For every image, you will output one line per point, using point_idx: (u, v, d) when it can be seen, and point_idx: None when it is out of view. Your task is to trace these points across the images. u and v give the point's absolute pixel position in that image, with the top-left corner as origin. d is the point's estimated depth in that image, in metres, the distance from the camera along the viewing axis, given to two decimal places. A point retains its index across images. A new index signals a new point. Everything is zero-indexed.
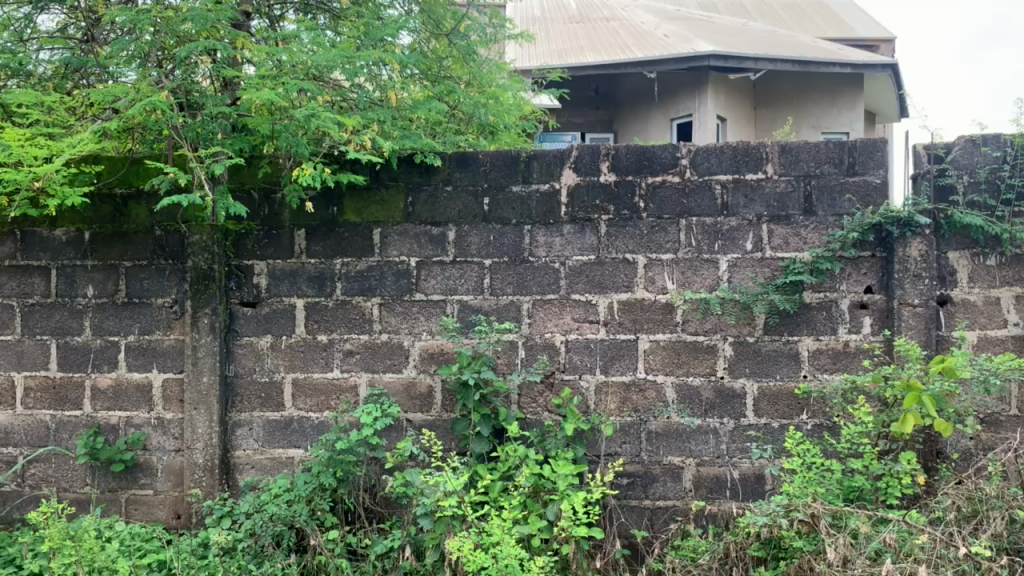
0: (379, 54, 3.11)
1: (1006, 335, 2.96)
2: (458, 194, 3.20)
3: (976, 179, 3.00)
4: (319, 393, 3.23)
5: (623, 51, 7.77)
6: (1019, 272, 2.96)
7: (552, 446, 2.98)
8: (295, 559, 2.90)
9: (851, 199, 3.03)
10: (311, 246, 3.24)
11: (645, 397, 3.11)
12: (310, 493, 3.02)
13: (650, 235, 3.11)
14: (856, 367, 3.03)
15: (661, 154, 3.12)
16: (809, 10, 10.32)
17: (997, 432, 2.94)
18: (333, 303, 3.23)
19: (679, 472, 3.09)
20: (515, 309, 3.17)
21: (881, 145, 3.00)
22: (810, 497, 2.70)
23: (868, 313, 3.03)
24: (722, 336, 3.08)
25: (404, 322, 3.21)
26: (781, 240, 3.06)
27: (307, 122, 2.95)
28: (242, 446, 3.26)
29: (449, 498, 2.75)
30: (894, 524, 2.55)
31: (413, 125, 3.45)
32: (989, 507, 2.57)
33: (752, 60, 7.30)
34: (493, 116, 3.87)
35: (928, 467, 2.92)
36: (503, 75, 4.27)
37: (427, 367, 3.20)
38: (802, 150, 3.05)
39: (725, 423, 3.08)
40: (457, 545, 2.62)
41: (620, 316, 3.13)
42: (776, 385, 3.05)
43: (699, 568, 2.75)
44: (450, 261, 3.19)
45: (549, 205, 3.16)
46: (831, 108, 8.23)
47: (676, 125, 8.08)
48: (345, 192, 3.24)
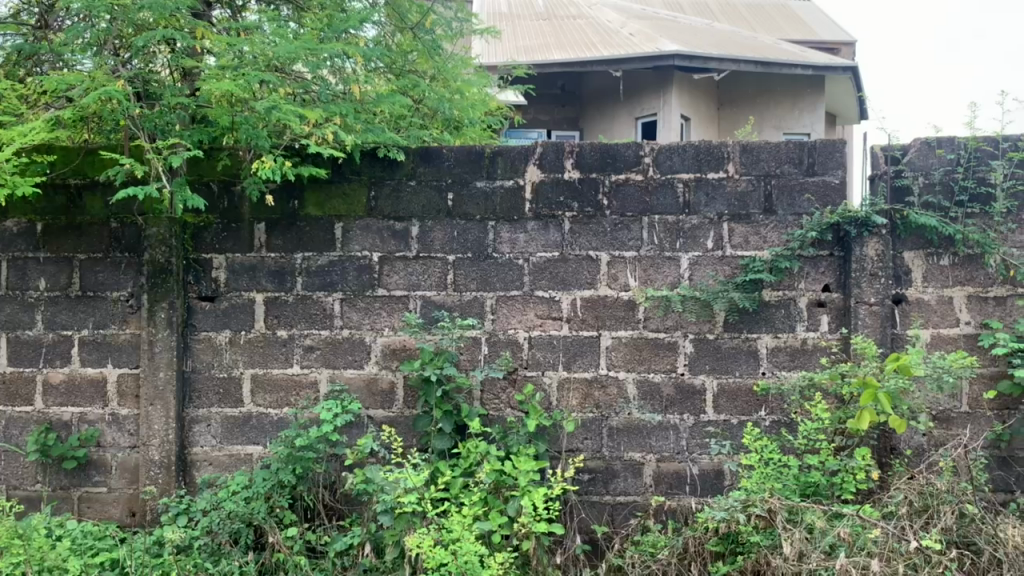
0: (342, 46, 3.07)
1: (958, 333, 3.03)
2: (421, 190, 3.18)
3: (931, 180, 3.07)
4: (279, 389, 3.19)
5: (589, 49, 7.80)
6: (971, 272, 3.03)
7: (514, 442, 2.97)
8: (253, 557, 2.87)
9: (810, 198, 3.07)
10: (272, 240, 3.20)
11: (607, 394, 3.13)
12: (268, 489, 2.99)
13: (613, 233, 3.12)
14: (813, 365, 3.07)
15: (625, 152, 3.13)
16: (772, 12, 10.48)
17: (948, 428, 3.01)
18: (293, 298, 3.19)
19: (639, 468, 3.11)
20: (478, 305, 3.16)
21: (840, 146, 3.04)
22: (767, 492, 2.74)
23: (826, 311, 3.07)
24: (683, 333, 3.11)
25: (366, 317, 3.18)
26: (741, 238, 3.09)
27: (268, 115, 2.91)
28: (200, 442, 3.21)
29: (410, 494, 2.75)
30: (849, 519, 2.59)
31: (377, 119, 3.42)
32: (940, 501, 2.63)
33: (716, 60, 7.39)
34: (459, 111, 3.85)
35: (882, 463, 2.97)
36: (469, 69, 4.25)
37: (389, 363, 3.18)
38: (763, 149, 3.09)
39: (685, 419, 3.11)
40: (417, 541, 2.61)
41: (582, 313, 3.13)
42: (735, 381, 3.09)
43: (658, 562, 2.77)
44: (413, 256, 3.17)
45: (513, 202, 3.16)
46: (793, 109, 8.34)
47: (640, 124, 8.15)
48: (307, 186, 3.21)
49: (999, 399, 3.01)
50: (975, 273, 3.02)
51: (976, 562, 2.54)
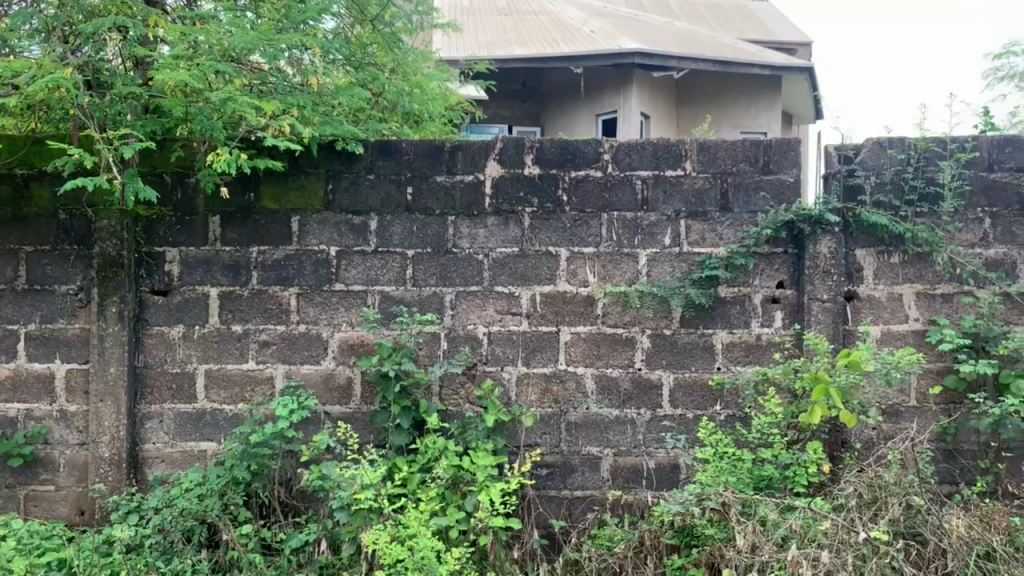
0: (301, 38, 3.01)
1: (908, 330, 3.10)
2: (380, 184, 3.16)
3: (883, 180, 3.13)
4: (234, 385, 3.15)
5: (551, 45, 7.81)
6: (920, 270, 3.10)
7: (473, 437, 2.97)
8: (207, 555, 2.83)
9: (766, 196, 3.12)
10: (227, 233, 3.15)
11: (566, 388, 3.14)
12: (222, 486, 2.94)
13: (573, 229, 3.13)
14: (768, 360, 3.12)
15: (585, 148, 3.14)
16: (732, 13, 10.61)
17: (897, 422, 3.09)
18: (248, 293, 3.15)
19: (597, 462, 3.13)
20: (438, 300, 3.15)
21: (794, 145, 3.09)
22: (722, 486, 2.78)
23: (780, 307, 3.12)
24: (641, 329, 3.14)
25: (323, 312, 3.15)
26: (698, 235, 3.13)
27: (223, 106, 2.85)
28: (152, 439, 3.15)
29: (366, 491, 2.73)
30: (800, 511, 2.64)
31: (336, 111, 3.37)
32: (888, 494, 2.68)
33: (676, 59, 7.45)
34: (419, 105, 3.83)
35: (834, 456, 3.04)
36: (430, 63, 4.22)
37: (347, 359, 3.15)
38: (720, 147, 3.12)
39: (642, 414, 3.13)
40: (373, 538, 2.59)
41: (542, 309, 3.14)
42: (691, 376, 3.13)
43: (614, 556, 2.80)
44: (372, 251, 3.15)
45: (473, 197, 3.15)
46: (751, 108, 8.45)
47: (601, 120, 8.19)
48: (263, 179, 3.16)
49: (946, 394, 3.09)
50: (923, 271, 3.10)
51: (921, 553, 2.60)
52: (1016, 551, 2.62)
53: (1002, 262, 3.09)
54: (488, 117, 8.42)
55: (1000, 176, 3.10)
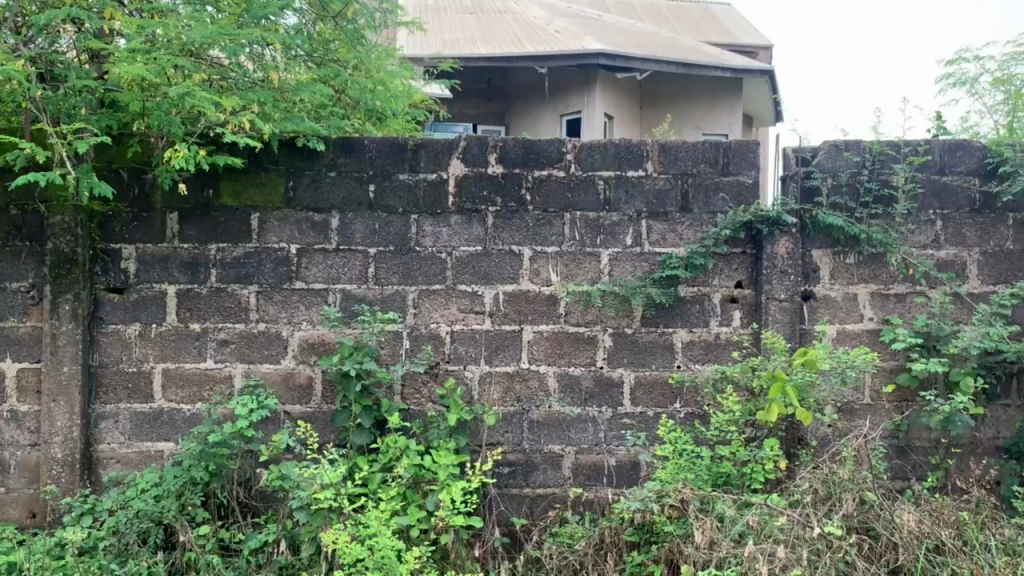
0: (262, 33, 2.96)
1: (862, 329, 3.17)
2: (342, 181, 3.14)
3: (838, 182, 3.19)
4: (191, 384, 3.11)
5: (515, 44, 7.82)
6: (874, 270, 3.17)
7: (434, 436, 2.96)
8: (163, 557, 2.79)
9: (725, 197, 3.16)
10: (185, 230, 3.11)
11: (528, 387, 3.15)
12: (179, 487, 2.90)
13: (536, 228, 3.15)
14: (726, 358, 3.16)
15: (548, 148, 3.15)
16: (694, 15, 10.77)
17: (851, 419, 3.15)
18: (207, 290, 3.11)
19: (559, 460, 3.15)
20: (400, 299, 3.14)
21: (753, 147, 3.14)
22: (680, 482, 2.81)
23: (738, 307, 3.17)
24: (603, 328, 3.16)
25: (283, 311, 3.12)
26: (659, 235, 3.16)
27: (182, 101, 2.78)
28: (107, 439, 3.09)
29: (326, 491, 2.71)
30: (757, 507, 2.68)
31: (297, 108, 3.33)
32: (842, 489, 2.74)
33: (639, 60, 7.53)
34: (381, 103, 3.79)
35: (790, 453, 3.08)
36: (394, 60, 4.19)
37: (307, 358, 3.13)
38: (681, 149, 3.16)
39: (603, 412, 3.16)
40: (333, 537, 2.58)
41: (504, 308, 3.15)
42: (652, 374, 3.16)
43: (575, 553, 2.82)
44: (333, 249, 3.12)
45: (436, 195, 3.14)
46: (712, 110, 8.55)
47: (565, 121, 8.22)
48: (222, 175, 3.12)
49: (899, 391, 3.16)
50: (878, 271, 3.17)
51: (873, 547, 2.65)
52: (964, 544, 2.68)
53: (953, 263, 3.17)
54: (454, 116, 8.41)
55: (950, 178, 3.18)
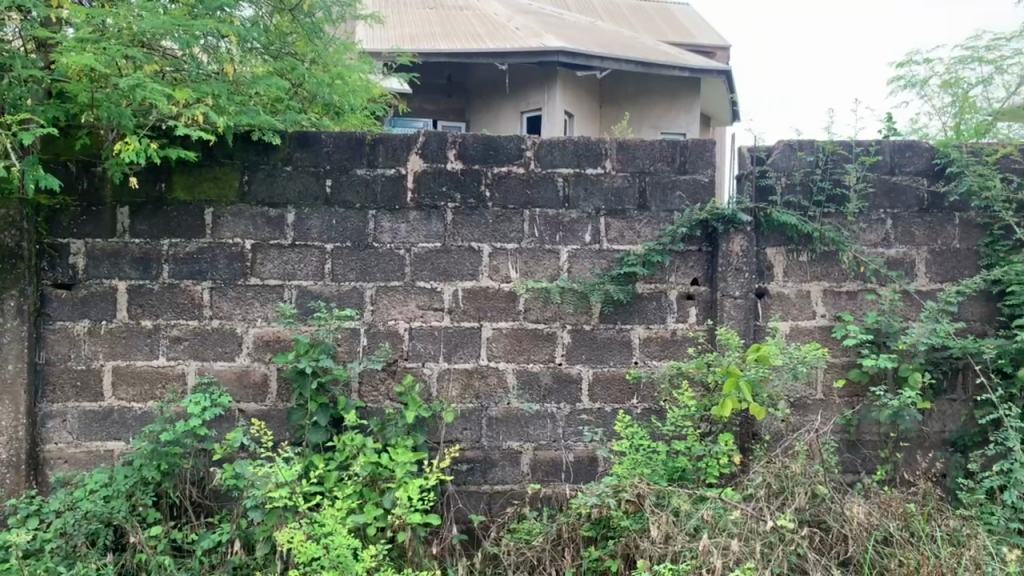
0: (216, 24, 2.90)
1: (815, 326, 3.23)
2: (298, 176, 3.10)
3: (793, 181, 3.24)
4: (142, 382, 3.05)
5: (476, 40, 7.79)
6: (827, 268, 3.23)
7: (392, 433, 2.94)
8: (112, 559, 2.74)
9: (682, 195, 3.20)
10: (136, 225, 3.04)
11: (486, 383, 3.15)
12: (130, 487, 2.84)
13: (495, 225, 3.14)
14: (682, 355, 3.20)
15: (507, 145, 3.15)
16: (654, 15, 10.84)
17: (804, 414, 3.21)
18: (159, 286, 3.04)
19: (517, 456, 3.15)
20: (357, 296, 3.11)
21: (709, 146, 3.18)
22: (637, 477, 2.84)
23: (694, 304, 3.21)
24: (562, 324, 3.17)
25: (237, 307, 3.07)
26: (617, 233, 3.18)
27: (132, 92, 2.72)
28: (54, 439, 3.01)
29: (281, 489, 2.68)
30: (711, 502, 2.72)
31: (253, 101, 3.28)
32: (795, 483, 2.78)
33: (599, 57, 7.55)
34: (339, 97, 3.75)
35: (744, 447, 3.12)
36: (352, 54, 4.14)
37: (262, 355, 3.09)
38: (638, 147, 3.18)
39: (561, 408, 3.17)
40: (288, 536, 2.55)
41: (463, 304, 3.14)
42: (610, 370, 3.18)
43: (533, 549, 2.82)
44: (289, 245, 3.09)
45: (394, 191, 3.12)
46: (670, 109, 8.63)
47: (525, 118, 8.24)
48: (175, 169, 3.06)
49: (850, 387, 3.23)
50: (830, 269, 3.23)
51: (824, 539, 2.70)
52: (911, 535, 2.75)
53: (902, 261, 3.24)
54: (413, 111, 8.37)
55: (900, 178, 3.25)
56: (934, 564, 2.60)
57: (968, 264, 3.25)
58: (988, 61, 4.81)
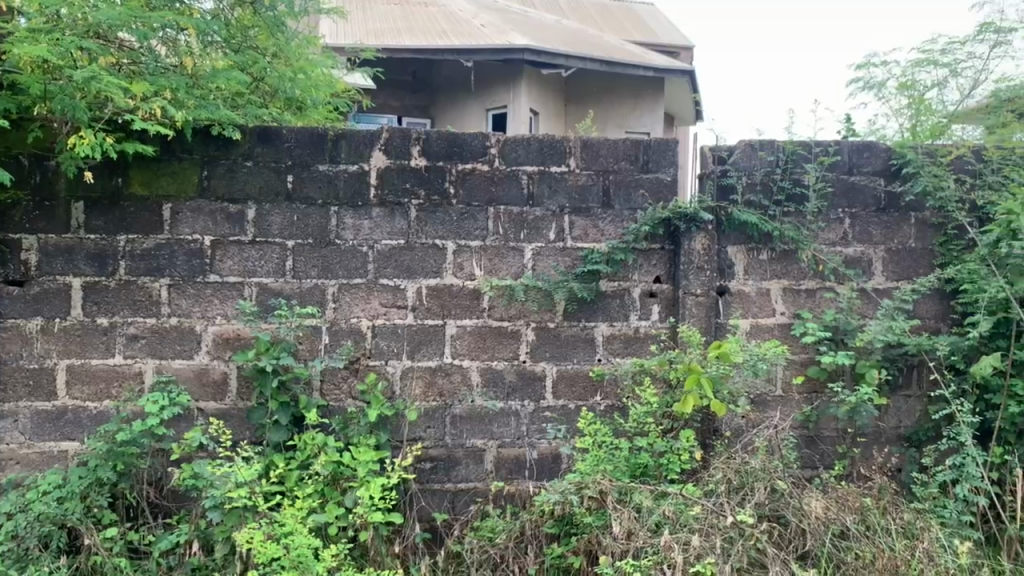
0: (175, 16, 2.85)
1: (774, 323, 3.27)
2: (259, 171, 3.06)
3: (753, 181, 3.28)
4: (98, 381, 2.98)
5: (441, 37, 7.77)
6: (787, 266, 3.27)
7: (355, 432, 2.92)
8: (66, 562, 2.68)
9: (645, 194, 3.22)
10: (91, 220, 2.98)
11: (450, 381, 3.14)
12: (85, 489, 2.78)
13: (459, 222, 3.13)
14: (644, 352, 3.23)
15: (471, 142, 3.14)
16: (620, 14, 10.89)
17: (764, 410, 3.25)
18: (115, 283, 2.98)
19: (480, 454, 3.15)
20: (320, 293, 3.08)
21: (672, 146, 3.21)
22: (600, 474, 2.85)
23: (657, 301, 3.24)
24: (526, 322, 3.17)
25: (196, 305, 3.03)
26: (581, 231, 3.19)
27: (87, 85, 2.65)
28: (5, 440, 2.94)
29: (240, 489, 2.64)
30: (672, 498, 2.74)
31: (213, 95, 3.22)
32: (754, 479, 2.82)
33: (564, 55, 7.57)
34: (301, 91, 3.70)
35: (706, 443, 3.16)
36: (315, 48, 4.09)
37: (222, 353, 3.04)
38: (602, 145, 3.20)
39: (525, 405, 3.17)
40: (247, 536, 2.52)
41: (427, 302, 3.13)
42: (573, 368, 3.19)
43: (495, 547, 2.83)
44: (249, 241, 3.04)
45: (357, 187, 3.09)
46: (634, 108, 8.67)
47: (490, 116, 8.23)
48: (132, 163, 3.00)
49: (809, 383, 3.28)
50: (789, 267, 3.27)
51: (783, 534, 2.74)
52: (867, 529, 2.78)
53: (859, 260, 3.30)
54: (377, 107, 8.28)
55: (858, 178, 3.31)
56: (889, 557, 2.65)
57: (923, 263, 3.32)
58: (942, 65, 4.93)
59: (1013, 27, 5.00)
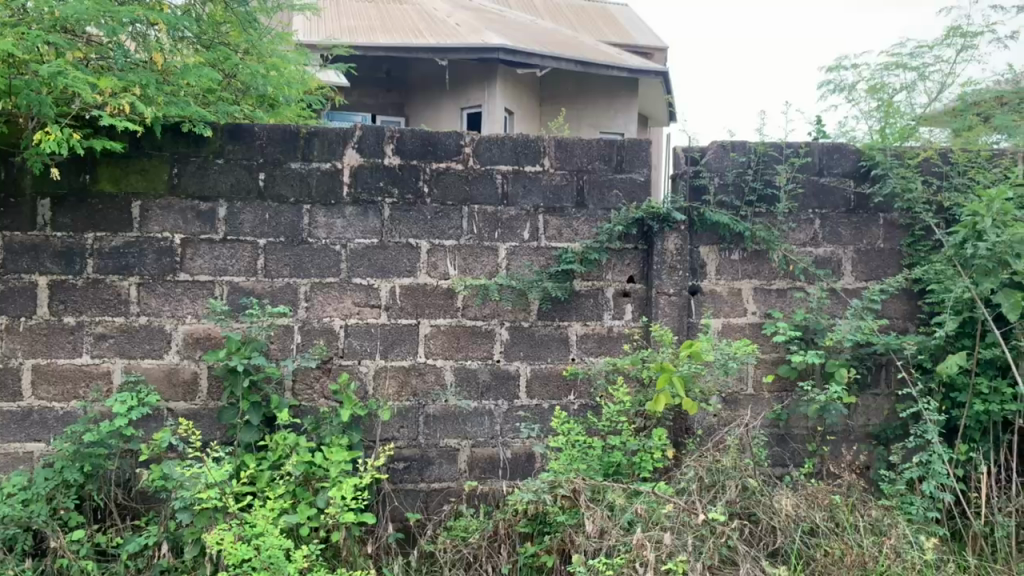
0: (144, 11, 2.80)
1: (746, 323, 3.30)
2: (230, 169, 3.03)
3: (725, 182, 3.31)
4: (64, 381, 2.94)
5: (416, 35, 7.74)
6: (757, 266, 3.31)
7: (327, 432, 2.90)
8: (31, 565, 2.63)
9: (619, 194, 3.23)
10: (58, 217, 2.93)
11: (424, 381, 3.13)
12: (51, 491, 2.74)
13: (434, 221, 3.13)
14: (618, 351, 3.24)
15: (445, 141, 3.13)
16: (595, 14, 10.94)
17: (735, 409, 3.28)
18: (82, 282, 2.94)
19: (454, 453, 3.14)
20: (292, 292, 3.06)
21: (645, 146, 3.23)
22: (573, 473, 2.86)
23: (630, 301, 3.25)
24: (500, 321, 3.17)
25: (166, 304, 2.99)
26: (555, 230, 3.20)
27: (53, 79, 2.60)
28: None
29: (210, 490, 2.62)
30: (645, 496, 2.75)
31: (184, 91, 3.17)
32: (725, 477, 2.85)
33: (539, 56, 7.59)
34: (274, 89, 3.67)
35: (678, 442, 3.18)
36: (288, 45, 4.06)
37: (192, 353, 3.01)
38: (576, 145, 3.21)
39: (499, 405, 3.17)
40: (217, 538, 2.49)
41: (401, 301, 3.11)
42: (547, 367, 3.20)
43: (468, 547, 2.83)
44: (220, 240, 3.01)
45: (330, 185, 3.07)
46: (608, 109, 8.71)
47: (465, 115, 8.21)
48: (100, 160, 2.96)
49: (779, 382, 3.31)
50: (760, 267, 3.31)
51: (754, 531, 2.77)
52: (836, 526, 2.82)
53: (829, 260, 3.34)
54: (351, 104, 8.27)
55: (828, 179, 3.35)
56: (858, 554, 2.68)
57: (892, 264, 3.37)
58: (911, 68, 5.02)
59: (979, 32, 5.11)
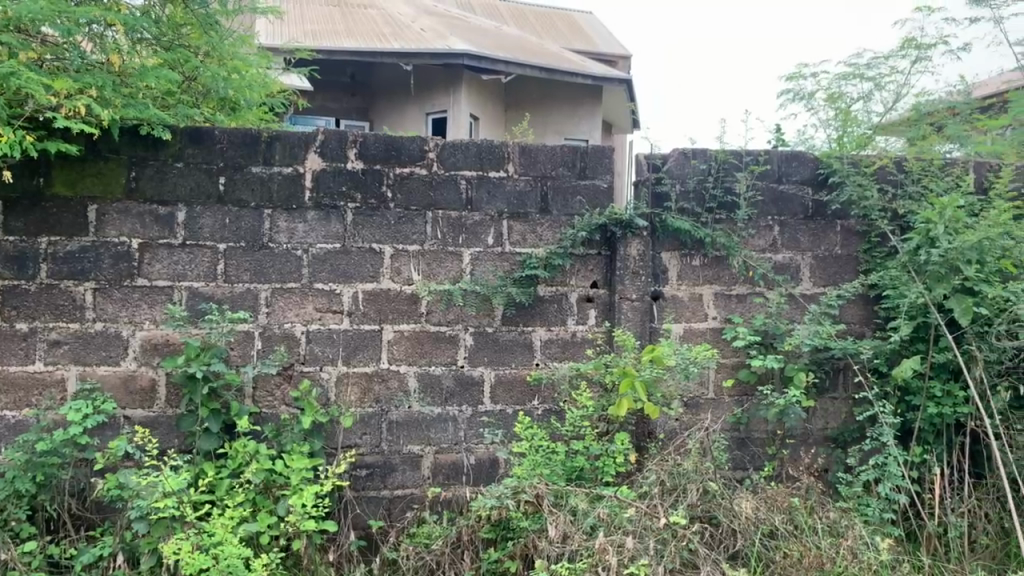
0: (101, 12, 2.75)
1: (707, 328, 3.34)
2: (190, 172, 2.98)
3: (687, 188, 3.34)
4: (16, 389, 2.87)
5: (380, 39, 7.71)
6: (718, 272, 3.35)
7: (288, 439, 2.87)
8: None
9: (582, 200, 3.25)
10: (10, 221, 2.87)
11: (387, 388, 3.11)
12: (2, 501, 2.67)
13: (397, 226, 3.11)
14: (581, 356, 3.26)
15: (409, 145, 3.13)
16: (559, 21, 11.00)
17: (696, 413, 3.31)
18: (35, 287, 2.88)
19: (417, 460, 3.13)
20: (252, 298, 3.02)
21: (608, 153, 3.25)
22: (536, 478, 2.86)
23: (594, 306, 3.27)
24: (464, 327, 3.17)
25: (123, 309, 2.93)
26: (519, 235, 3.21)
27: (5, 81, 2.54)
28: None
29: (168, 499, 2.57)
30: (607, 501, 2.77)
31: (142, 94, 3.12)
32: (687, 480, 2.87)
33: (504, 62, 7.60)
34: (235, 91, 3.62)
35: (640, 446, 3.20)
36: (250, 48, 4.01)
37: (149, 359, 2.96)
38: (540, 151, 3.22)
39: (463, 410, 3.17)
40: (174, 548, 2.48)
41: (364, 307, 3.09)
42: (511, 372, 3.20)
43: (431, 553, 2.82)
44: (179, 244, 2.97)
45: (292, 189, 3.05)
46: (572, 117, 8.76)
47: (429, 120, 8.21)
48: (55, 162, 2.90)
49: (739, 387, 3.35)
50: (721, 273, 3.35)
51: (714, 533, 2.80)
52: (795, 528, 2.86)
53: (788, 266, 3.40)
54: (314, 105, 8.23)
55: (787, 187, 3.41)
56: (815, 555, 2.72)
57: (848, 269, 3.43)
58: (867, 78, 5.13)
59: (932, 44, 5.24)
